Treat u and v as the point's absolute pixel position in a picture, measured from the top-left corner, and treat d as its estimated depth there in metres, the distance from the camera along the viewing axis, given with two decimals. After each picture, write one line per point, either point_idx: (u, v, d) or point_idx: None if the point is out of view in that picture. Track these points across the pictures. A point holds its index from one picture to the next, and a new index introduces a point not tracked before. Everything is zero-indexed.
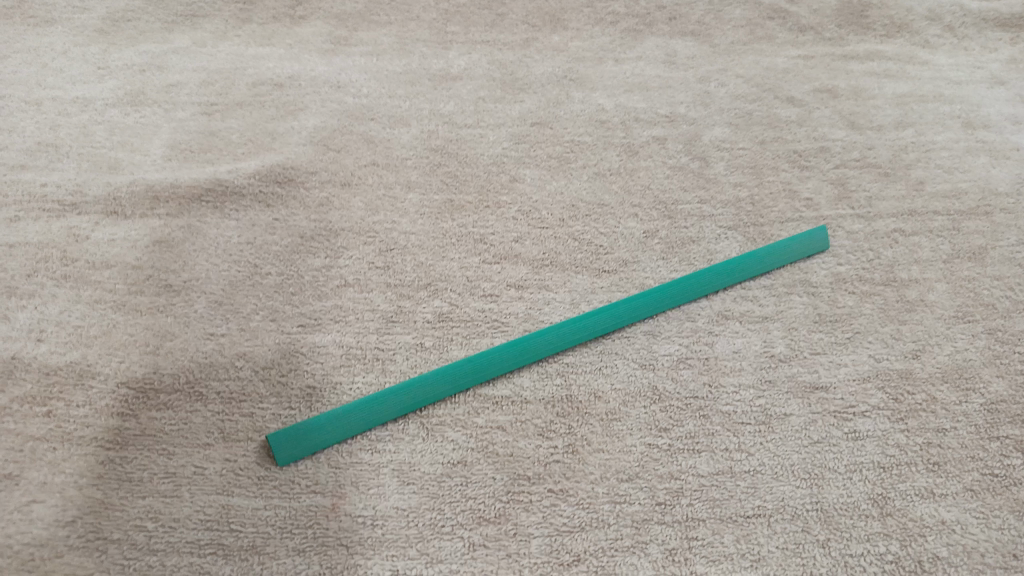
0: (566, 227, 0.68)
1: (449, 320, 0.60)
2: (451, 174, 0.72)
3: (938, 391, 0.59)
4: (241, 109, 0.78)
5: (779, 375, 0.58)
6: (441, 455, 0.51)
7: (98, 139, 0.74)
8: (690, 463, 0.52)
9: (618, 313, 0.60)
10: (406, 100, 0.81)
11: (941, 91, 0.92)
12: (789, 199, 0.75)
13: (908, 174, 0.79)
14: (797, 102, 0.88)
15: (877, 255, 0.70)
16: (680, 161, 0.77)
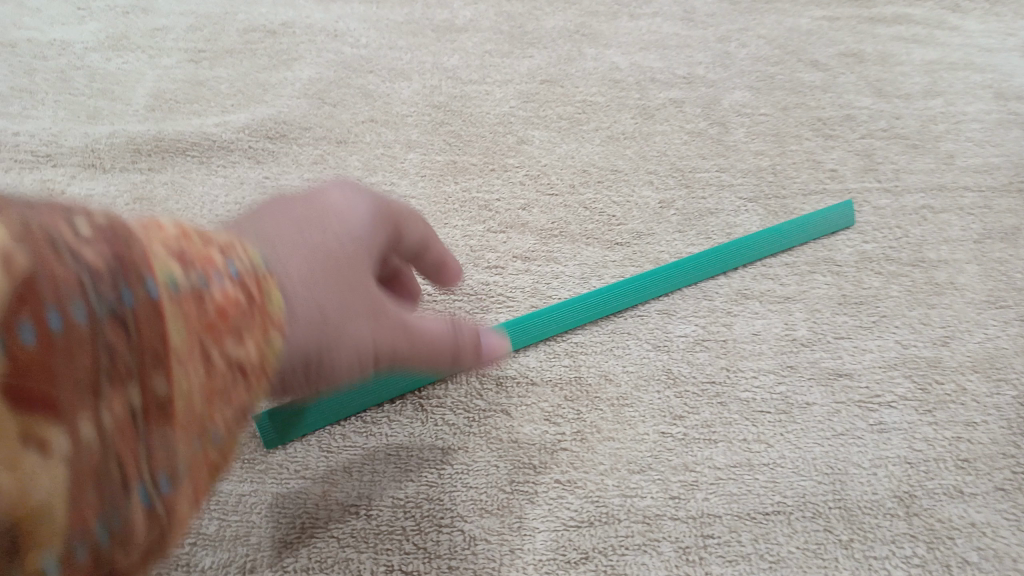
0: (576, 195, 0.64)
1: (451, 293, 0.56)
2: (454, 134, 0.68)
3: (967, 381, 0.55)
4: (231, 57, 0.73)
5: (800, 361, 0.55)
6: (440, 440, 0.48)
7: (77, 85, 0.69)
8: (706, 454, 0.49)
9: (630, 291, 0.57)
10: (407, 52, 0.76)
11: (973, 59, 0.87)
12: (813, 170, 0.70)
13: (938, 146, 0.75)
14: (821, 66, 0.83)
15: (905, 233, 0.66)
16: (699, 126, 0.72)
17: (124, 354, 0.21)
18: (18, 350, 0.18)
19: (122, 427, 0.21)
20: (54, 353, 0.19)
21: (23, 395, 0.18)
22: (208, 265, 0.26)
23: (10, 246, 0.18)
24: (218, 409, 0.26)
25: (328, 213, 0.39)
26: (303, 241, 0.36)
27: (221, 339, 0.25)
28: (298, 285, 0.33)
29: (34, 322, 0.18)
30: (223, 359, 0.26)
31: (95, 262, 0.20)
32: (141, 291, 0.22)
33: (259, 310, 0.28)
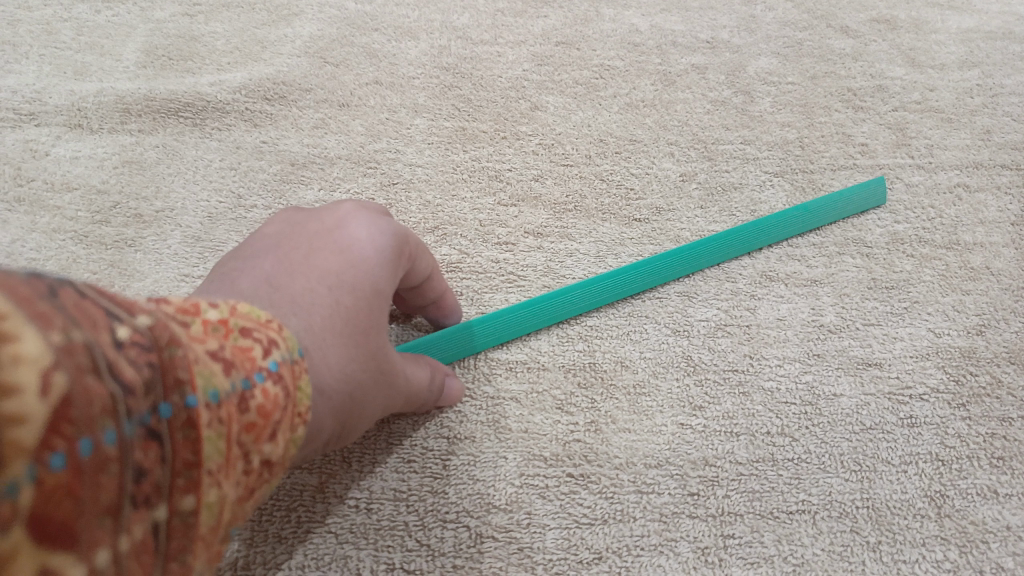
0: (592, 166, 0.60)
1: (458, 270, 0.53)
2: (463, 99, 0.64)
3: (1003, 373, 0.52)
4: (228, 11, 0.69)
5: (828, 349, 0.52)
6: (446, 428, 0.45)
7: (63, 38, 0.65)
8: (727, 448, 0.46)
9: (645, 274, 0.53)
10: (414, 9, 0.71)
11: (1011, 29, 0.82)
12: (842, 143, 0.66)
13: (974, 121, 0.71)
14: (852, 33, 0.79)
15: (939, 213, 0.62)
16: (722, 95, 0.68)
17: (150, 471, 0.20)
18: (47, 482, 0.17)
19: (139, 548, 0.20)
20: (81, 481, 0.18)
21: (48, 530, 0.17)
22: (250, 365, 0.25)
23: (52, 368, 0.17)
24: (237, 509, 0.26)
25: (353, 265, 0.35)
26: (329, 314, 0.33)
27: (252, 443, 0.25)
28: (327, 375, 0.32)
29: (66, 452, 0.17)
30: (251, 464, 0.25)
31: (133, 379, 0.20)
32: (176, 406, 0.21)
33: (295, 408, 0.28)
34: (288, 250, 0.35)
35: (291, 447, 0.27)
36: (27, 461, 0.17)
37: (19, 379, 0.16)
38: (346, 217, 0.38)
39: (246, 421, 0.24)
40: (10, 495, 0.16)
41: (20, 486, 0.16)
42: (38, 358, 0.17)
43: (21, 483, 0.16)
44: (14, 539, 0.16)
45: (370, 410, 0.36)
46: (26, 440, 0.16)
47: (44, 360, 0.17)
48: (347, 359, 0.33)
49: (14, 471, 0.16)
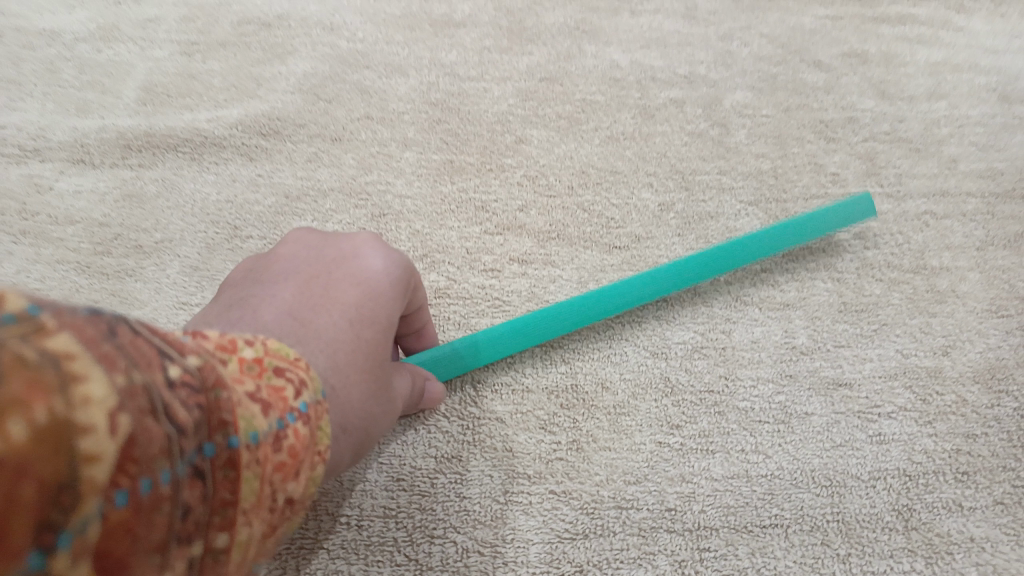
0: (574, 196, 0.63)
1: (445, 296, 0.55)
2: (451, 133, 0.66)
3: (968, 392, 0.55)
4: (224, 50, 0.72)
5: (800, 370, 0.54)
6: (434, 449, 0.47)
7: (66, 77, 0.67)
8: (703, 465, 0.48)
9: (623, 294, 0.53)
10: (404, 47, 0.74)
11: (977, 62, 0.86)
12: (814, 173, 0.69)
13: (940, 150, 0.74)
14: (824, 67, 0.82)
15: (907, 240, 0.65)
16: (699, 127, 0.71)
17: (193, 509, 0.21)
18: (111, 518, 0.18)
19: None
20: (138, 519, 0.19)
21: (105, 564, 0.18)
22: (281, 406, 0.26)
23: (116, 410, 0.18)
24: (263, 548, 0.26)
25: (371, 302, 0.38)
26: (353, 350, 0.35)
27: (280, 482, 0.26)
28: (349, 411, 0.34)
29: (128, 490, 0.18)
30: (277, 501, 0.26)
31: (185, 420, 0.21)
32: (219, 445, 0.22)
33: (314, 446, 0.29)
34: (307, 281, 0.38)
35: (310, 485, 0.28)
36: (97, 500, 0.17)
37: (90, 420, 0.17)
38: (358, 252, 0.41)
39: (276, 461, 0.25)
40: (80, 532, 0.17)
41: (90, 521, 0.17)
42: (103, 401, 0.17)
43: (92, 519, 0.17)
44: (81, 574, 0.17)
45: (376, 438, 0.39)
46: (99, 480, 0.17)
47: (109, 403, 0.18)
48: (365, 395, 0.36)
49: (87, 509, 0.17)
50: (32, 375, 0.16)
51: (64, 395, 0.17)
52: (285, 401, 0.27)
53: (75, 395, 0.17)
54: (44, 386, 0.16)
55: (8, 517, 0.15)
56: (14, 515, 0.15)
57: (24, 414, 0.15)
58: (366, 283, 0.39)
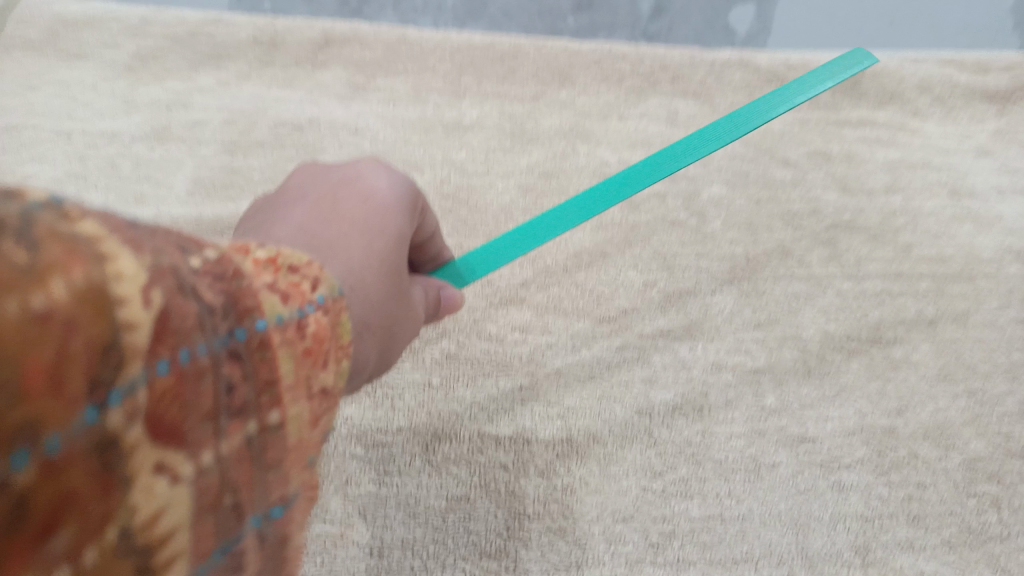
0: (569, 275, 0.71)
1: (455, 360, 0.62)
2: (460, 221, 0.77)
3: (920, 447, 0.61)
4: (263, 149, 0.82)
5: (769, 427, 0.61)
6: (446, 490, 0.54)
7: (125, 173, 0.78)
8: (683, 507, 0.55)
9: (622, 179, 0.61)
10: (420, 147, 0.85)
11: (931, 160, 0.97)
12: (783, 256, 0.78)
13: (896, 238, 0.83)
14: (792, 164, 0.91)
15: (865, 314, 0.73)
16: (679, 216, 0.80)
17: (238, 386, 0.25)
18: (156, 384, 0.21)
19: (240, 448, 0.25)
20: (184, 385, 0.22)
21: (159, 424, 0.21)
22: (302, 300, 0.30)
23: (148, 286, 0.21)
24: (313, 432, 0.30)
25: (380, 216, 0.45)
26: (365, 257, 0.41)
27: (314, 366, 0.30)
28: (372, 304, 0.40)
29: (169, 359, 0.21)
30: (316, 386, 0.30)
31: (212, 305, 0.24)
32: (248, 329, 0.26)
33: (337, 339, 0.32)
34: (322, 205, 0.44)
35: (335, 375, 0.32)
36: (140, 364, 0.21)
37: (126, 293, 0.20)
38: (359, 180, 0.47)
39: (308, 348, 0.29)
40: (131, 392, 0.20)
41: (138, 383, 0.20)
42: (134, 275, 0.20)
43: (138, 381, 0.20)
44: (135, 433, 0.21)
45: (398, 344, 0.44)
46: (138, 343, 0.20)
47: (140, 279, 0.21)
48: (384, 296, 0.41)
49: (131, 370, 0.20)
50: (70, 248, 0.19)
51: (100, 269, 0.20)
52: (301, 295, 0.30)
53: (109, 271, 0.20)
54: (80, 255, 0.19)
55: (62, 370, 0.18)
56: (68, 368, 0.19)
57: (61, 278, 0.18)
58: (370, 206, 0.45)
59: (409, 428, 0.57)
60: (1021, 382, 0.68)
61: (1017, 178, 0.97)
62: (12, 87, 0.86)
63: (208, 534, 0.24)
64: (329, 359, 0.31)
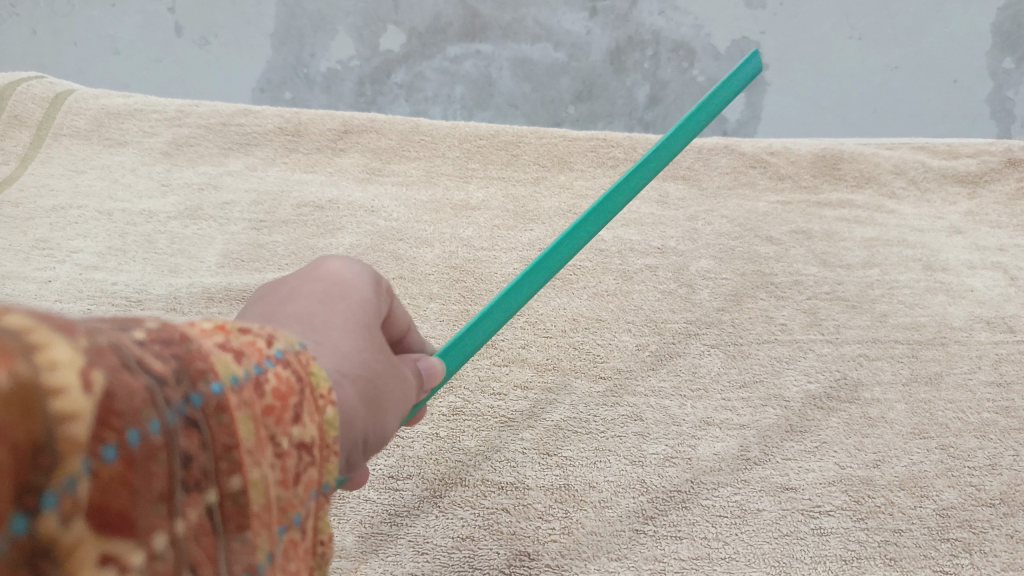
0: (567, 337, 0.78)
1: (462, 414, 0.69)
2: (468, 289, 0.82)
3: (895, 496, 0.65)
4: (286, 226, 0.89)
5: (753, 476, 0.66)
6: (452, 530, 0.59)
7: (161, 246, 0.85)
8: (673, 548, 0.59)
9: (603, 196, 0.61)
10: (431, 225, 0.92)
11: (905, 237, 1.01)
12: (766, 323, 0.83)
13: (874, 307, 0.87)
14: (775, 241, 0.98)
15: (844, 375, 0.78)
16: (669, 287, 0.87)
17: (196, 456, 0.21)
18: (100, 473, 0.18)
19: (196, 530, 0.21)
20: (134, 470, 0.19)
21: (107, 519, 0.18)
22: (260, 353, 0.26)
23: (88, 367, 0.18)
24: (289, 494, 0.26)
25: (337, 284, 0.40)
26: (329, 315, 0.37)
27: (281, 426, 0.25)
28: (344, 362, 0.35)
29: (116, 443, 0.18)
30: (286, 446, 0.26)
31: (161, 370, 0.21)
32: (204, 393, 0.22)
33: (311, 389, 0.28)
34: (278, 283, 0.40)
35: (317, 426, 0.28)
36: (82, 456, 0.17)
37: (62, 381, 0.17)
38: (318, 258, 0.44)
39: (269, 405, 0.25)
40: (69, 491, 0.17)
41: (78, 479, 0.17)
42: (74, 361, 0.17)
43: (78, 476, 0.17)
44: (78, 530, 0.17)
45: (390, 407, 0.38)
46: (80, 437, 0.17)
47: (80, 362, 0.17)
48: (360, 349, 0.36)
49: (72, 466, 0.17)
50: None
51: (28, 359, 0.16)
52: (257, 348, 0.26)
53: (41, 360, 0.17)
54: (5, 350, 0.16)
55: None
56: None
57: None
58: (329, 273, 0.41)
59: (419, 477, 0.63)
60: (991, 438, 0.72)
61: (987, 254, 0.99)
62: (61, 171, 0.95)
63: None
64: (302, 412, 0.27)
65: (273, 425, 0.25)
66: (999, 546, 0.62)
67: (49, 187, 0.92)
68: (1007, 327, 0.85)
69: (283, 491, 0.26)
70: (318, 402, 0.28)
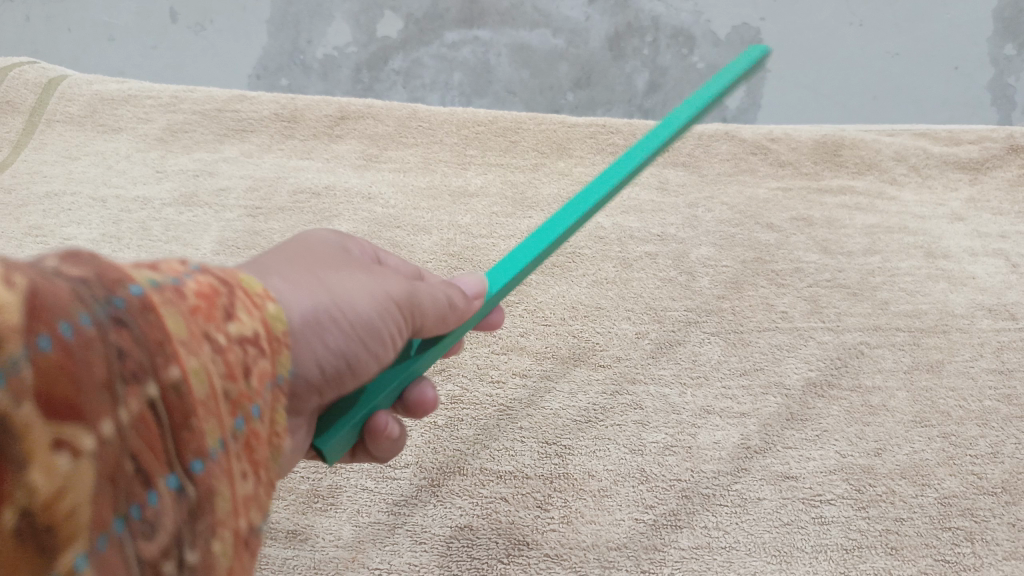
0: (566, 326, 0.78)
1: (460, 402, 0.68)
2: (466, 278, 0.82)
3: (896, 485, 0.65)
4: (283, 213, 0.89)
5: (754, 464, 0.65)
6: (450, 519, 0.59)
7: (155, 233, 0.84)
8: (673, 537, 0.59)
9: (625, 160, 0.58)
10: (428, 212, 0.91)
11: (907, 224, 1.00)
12: (766, 310, 0.82)
13: (874, 294, 0.86)
14: (775, 228, 0.96)
15: (844, 363, 0.77)
16: (669, 275, 0.86)
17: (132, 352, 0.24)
18: (39, 361, 0.20)
19: (146, 421, 0.24)
20: (73, 359, 0.21)
21: (51, 405, 0.20)
22: (177, 270, 0.29)
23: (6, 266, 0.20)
24: (237, 388, 0.29)
25: (300, 242, 0.48)
26: (273, 254, 0.45)
27: (214, 321, 0.29)
28: (275, 270, 0.41)
29: (50, 335, 0.20)
30: (223, 340, 0.29)
31: (78, 275, 0.23)
32: (128, 294, 0.24)
33: (236, 293, 0.31)
34: None
35: (250, 322, 0.31)
36: (20, 343, 0.19)
37: None
38: None
39: (195, 306, 0.28)
40: (13, 376, 0.19)
41: (20, 365, 0.19)
42: None
43: (19, 361, 0.19)
44: (27, 413, 0.20)
45: (355, 294, 0.42)
46: (13, 326, 0.19)
47: None
48: (292, 263, 0.43)
49: (11, 351, 0.19)
50: None
51: None
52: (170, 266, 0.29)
53: None
54: None
55: None
56: None
57: None
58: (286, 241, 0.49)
59: (417, 465, 0.62)
60: (993, 426, 0.71)
61: (988, 241, 0.98)
62: (54, 157, 0.94)
63: (108, 518, 0.22)
64: (233, 310, 0.30)
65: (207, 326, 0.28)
66: (1002, 535, 0.62)
67: (42, 173, 0.91)
68: (1009, 315, 0.85)
69: (231, 384, 0.29)
70: (253, 302, 0.32)
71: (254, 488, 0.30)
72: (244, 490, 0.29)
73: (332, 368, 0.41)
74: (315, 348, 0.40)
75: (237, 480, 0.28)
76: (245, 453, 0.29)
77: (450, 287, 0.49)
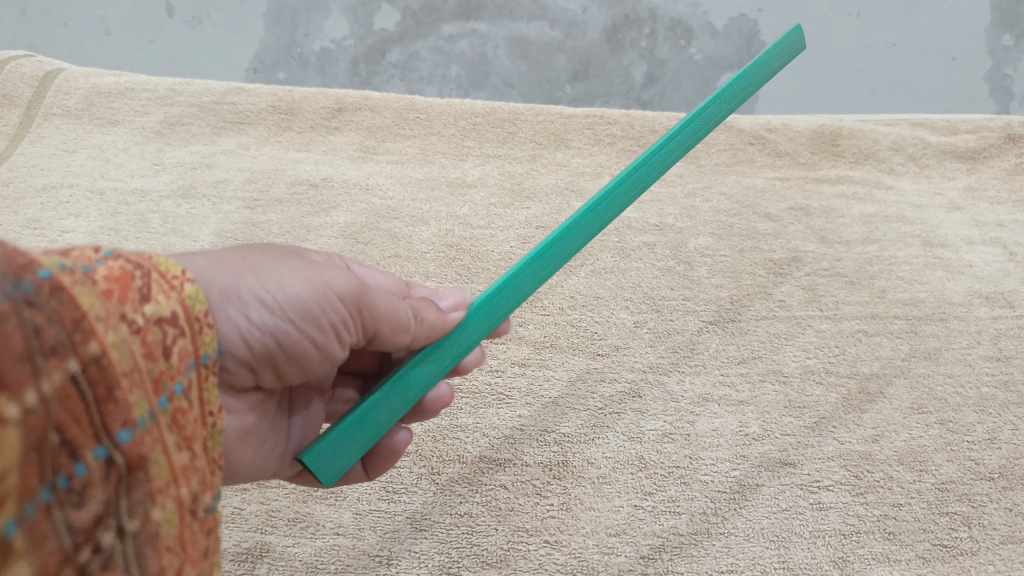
0: (564, 315, 0.78)
1: (459, 392, 0.69)
2: (464, 268, 0.82)
3: (894, 470, 0.65)
4: (280, 205, 0.89)
5: (752, 451, 0.66)
6: (450, 507, 0.59)
7: (153, 226, 0.84)
8: (671, 523, 0.59)
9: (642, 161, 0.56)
10: (427, 203, 0.91)
11: (904, 214, 1.00)
12: (765, 299, 0.83)
13: (872, 283, 0.86)
14: (773, 218, 0.96)
15: (842, 351, 0.77)
16: (667, 264, 0.86)
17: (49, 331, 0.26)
18: None
19: (63, 393, 0.27)
20: None
21: None
22: (90, 256, 0.31)
23: None
24: (156, 368, 0.32)
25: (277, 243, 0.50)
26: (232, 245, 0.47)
27: (130, 304, 0.31)
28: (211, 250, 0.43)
29: None
30: (141, 322, 0.31)
31: None
32: (38, 279, 0.26)
33: (157, 277, 0.34)
34: None
35: (167, 304, 0.33)
36: None
37: None
38: None
39: (106, 289, 0.30)
40: None
41: None
42: None
43: None
44: None
45: (287, 274, 0.43)
46: None
47: None
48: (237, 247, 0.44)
49: None
50: None
51: None
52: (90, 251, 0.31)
53: None
54: None
55: None
56: None
57: None
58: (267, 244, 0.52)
59: (417, 454, 0.63)
60: (990, 413, 0.71)
61: (986, 230, 0.98)
62: (51, 151, 0.94)
63: (36, 481, 0.25)
64: (150, 292, 0.32)
65: (122, 308, 0.30)
66: (998, 519, 0.62)
67: (40, 167, 0.91)
68: (1006, 303, 0.85)
69: (153, 363, 0.32)
70: (170, 283, 0.34)
71: (189, 457, 0.33)
72: (179, 459, 0.32)
73: (256, 340, 0.42)
74: (235, 319, 0.41)
75: (170, 450, 0.32)
76: (175, 425, 0.33)
77: (423, 301, 0.48)
